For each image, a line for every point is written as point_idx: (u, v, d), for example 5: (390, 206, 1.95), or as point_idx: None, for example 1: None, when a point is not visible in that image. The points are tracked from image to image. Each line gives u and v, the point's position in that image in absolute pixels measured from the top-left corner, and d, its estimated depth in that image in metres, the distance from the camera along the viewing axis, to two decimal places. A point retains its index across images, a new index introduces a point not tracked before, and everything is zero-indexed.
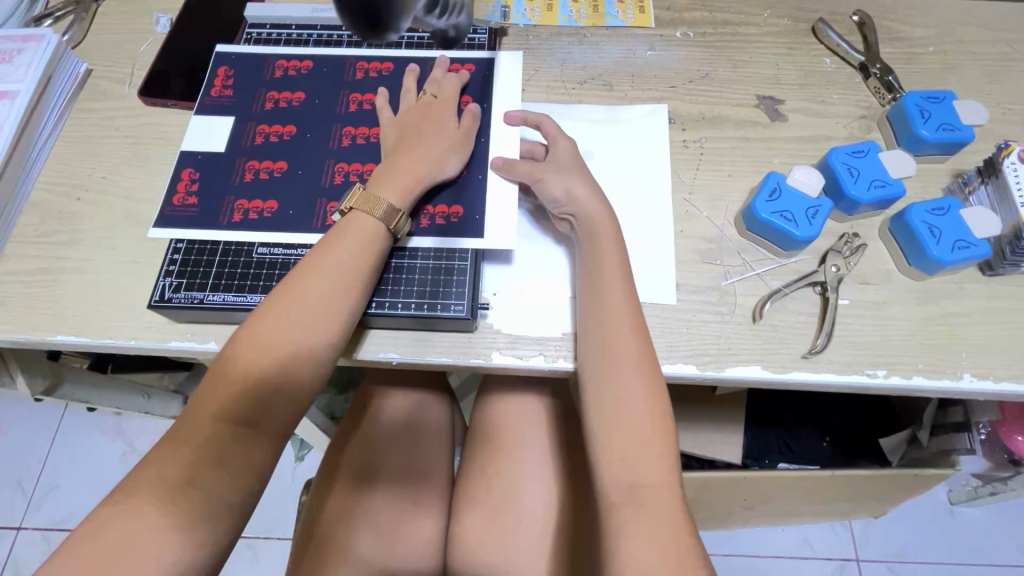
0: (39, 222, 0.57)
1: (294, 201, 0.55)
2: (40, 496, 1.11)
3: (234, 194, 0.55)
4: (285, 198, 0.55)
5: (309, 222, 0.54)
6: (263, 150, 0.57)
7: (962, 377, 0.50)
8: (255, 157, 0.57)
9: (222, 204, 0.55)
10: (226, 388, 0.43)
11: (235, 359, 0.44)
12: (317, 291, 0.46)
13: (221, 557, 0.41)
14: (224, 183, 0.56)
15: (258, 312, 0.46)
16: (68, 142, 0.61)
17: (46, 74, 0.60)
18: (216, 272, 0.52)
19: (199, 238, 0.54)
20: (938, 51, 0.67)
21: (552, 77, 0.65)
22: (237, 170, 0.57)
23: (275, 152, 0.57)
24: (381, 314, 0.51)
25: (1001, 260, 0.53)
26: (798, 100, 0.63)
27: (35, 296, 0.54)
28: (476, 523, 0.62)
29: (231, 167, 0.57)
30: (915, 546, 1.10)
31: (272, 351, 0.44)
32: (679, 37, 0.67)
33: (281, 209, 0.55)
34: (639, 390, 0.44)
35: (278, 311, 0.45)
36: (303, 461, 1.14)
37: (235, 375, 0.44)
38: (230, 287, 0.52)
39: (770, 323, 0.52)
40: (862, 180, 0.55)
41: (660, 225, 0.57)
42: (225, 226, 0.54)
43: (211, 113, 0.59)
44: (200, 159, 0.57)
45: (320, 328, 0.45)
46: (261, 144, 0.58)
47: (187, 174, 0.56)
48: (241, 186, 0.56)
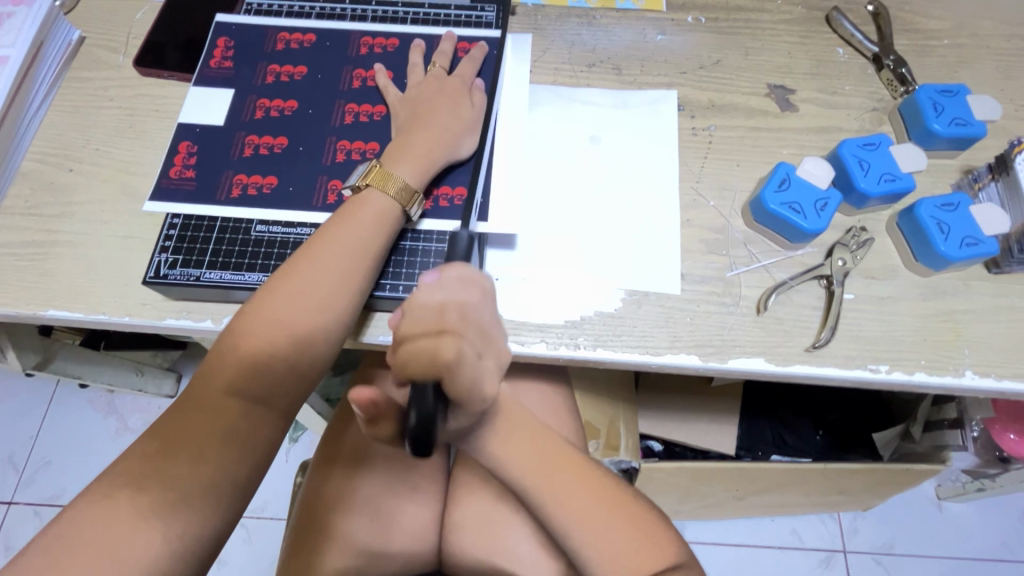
0: (31, 193, 0.56)
1: (296, 178, 0.54)
2: (31, 472, 1.11)
3: (233, 169, 0.54)
4: (286, 174, 0.54)
5: (311, 201, 0.53)
6: (264, 125, 0.56)
7: (963, 375, 0.50)
8: (256, 132, 0.56)
9: (221, 179, 0.54)
10: (236, 365, 0.42)
11: (247, 332, 0.43)
12: (329, 268, 0.45)
13: (219, 539, 0.41)
14: (223, 158, 0.55)
15: (270, 286, 0.44)
16: (61, 112, 0.60)
17: (38, 40, 0.58)
18: (213, 248, 0.51)
19: (197, 214, 0.52)
20: (953, 44, 0.65)
21: (560, 60, 0.63)
22: (237, 145, 0.55)
23: (277, 127, 0.56)
24: (385, 298, 0.50)
25: (1009, 258, 0.53)
26: (811, 90, 0.62)
27: (26, 269, 0.52)
28: (473, 510, 0.63)
29: (231, 142, 0.55)
30: (901, 539, 1.11)
31: (280, 327, 0.43)
32: (691, 22, 0.66)
33: (281, 186, 0.53)
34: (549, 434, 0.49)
35: (294, 285, 0.44)
36: (297, 443, 1.14)
37: (238, 353, 0.42)
38: (227, 264, 0.51)
39: (775, 316, 0.52)
40: (872, 173, 0.54)
41: (666, 214, 0.56)
42: (223, 202, 0.53)
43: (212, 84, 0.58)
44: (198, 132, 0.56)
45: (332, 308, 0.45)
46: (262, 119, 0.56)
47: (187, 148, 0.55)
48: (242, 161, 0.54)
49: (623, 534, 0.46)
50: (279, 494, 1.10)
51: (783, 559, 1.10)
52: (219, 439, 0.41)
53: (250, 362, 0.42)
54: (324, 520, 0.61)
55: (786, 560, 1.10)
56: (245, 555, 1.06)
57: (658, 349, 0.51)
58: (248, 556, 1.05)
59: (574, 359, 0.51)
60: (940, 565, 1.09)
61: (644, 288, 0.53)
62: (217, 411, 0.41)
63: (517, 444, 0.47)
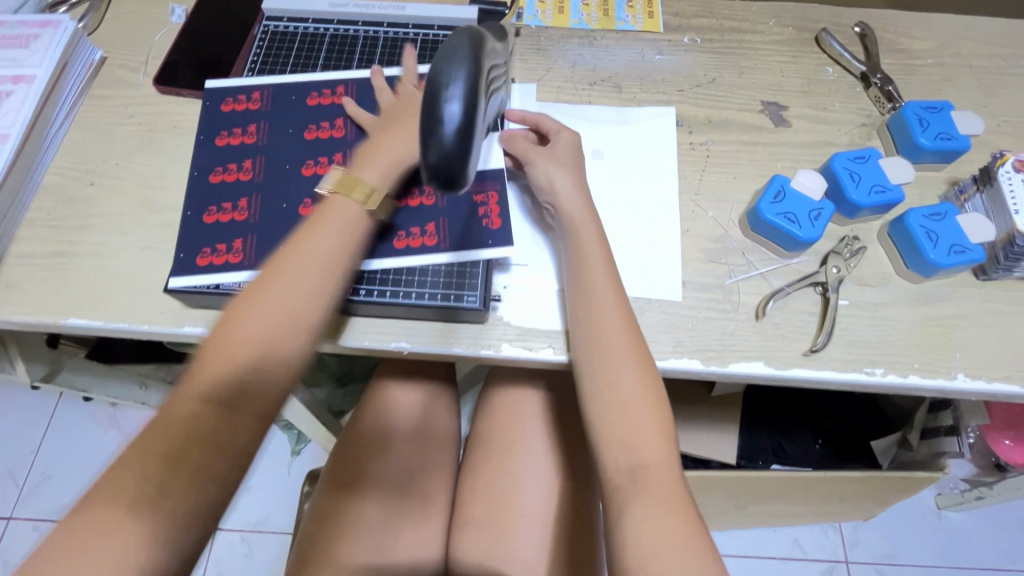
0: (52, 206, 0.58)
1: (291, 156, 0.58)
2: (32, 487, 1.11)
3: (252, 123, 0.60)
4: (285, 152, 0.59)
5: (291, 183, 0.57)
6: (316, 114, 0.60)
7: (956, 377, 0.52)
8: (305, 118, 0.60)
9: (243, 125, 0.60)
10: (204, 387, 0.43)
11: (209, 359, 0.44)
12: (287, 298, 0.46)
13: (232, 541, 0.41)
14: (270, 115, 0.60)
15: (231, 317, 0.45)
16: (82, 128, 0.62)
17: (63, 60, 0.61)
18: (205, 179, 0.57)
19: (205, 152, 0.59)
20: (936, 63, 0.69)
21: (563, 78, 0.66)
22: (280, 117, 0.60)
23: (331, 114, 0.60)
24: (364, 302, 0.51)
25: (995, 265, 0.55)
26: (802, 107, 0.65)
27: (47, 279, 0.54)
28: (478, 513, 0.64)
29: (288, 119, 0.60)
30: (903, 548, 1.12)
31: (249, 332, 0.45)
32: (687, 42, 0.69)
33: (281, 156, 0.58)
34: (634, 376, 0.47)
35: (244, 318, 0.45)
36: (300, 456, 1.15)
37: (219, 348, 0.44)
38: (215, 182, 0.57)
39: (773, 321, 0.54)
40: (863, 184, 0.56)
41: (666, 224, 0.58)
42: (222, 148, 0.59)
43: (278, 66, 0.64)
44: (265, 83, 0.62)
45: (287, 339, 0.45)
46: (315, 107, 0.61)
47: (255, 95, 0.61)
48: (275, 121, 0.60)
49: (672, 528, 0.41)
50: (281, 507, 1.10)
51: (785, 570, 1.10)
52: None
53: (217, 367, 0.44)
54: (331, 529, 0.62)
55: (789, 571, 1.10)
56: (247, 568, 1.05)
57: (661, 353, 0.52)
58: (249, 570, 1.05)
59: None
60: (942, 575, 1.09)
61: (646, 295, 0.55)
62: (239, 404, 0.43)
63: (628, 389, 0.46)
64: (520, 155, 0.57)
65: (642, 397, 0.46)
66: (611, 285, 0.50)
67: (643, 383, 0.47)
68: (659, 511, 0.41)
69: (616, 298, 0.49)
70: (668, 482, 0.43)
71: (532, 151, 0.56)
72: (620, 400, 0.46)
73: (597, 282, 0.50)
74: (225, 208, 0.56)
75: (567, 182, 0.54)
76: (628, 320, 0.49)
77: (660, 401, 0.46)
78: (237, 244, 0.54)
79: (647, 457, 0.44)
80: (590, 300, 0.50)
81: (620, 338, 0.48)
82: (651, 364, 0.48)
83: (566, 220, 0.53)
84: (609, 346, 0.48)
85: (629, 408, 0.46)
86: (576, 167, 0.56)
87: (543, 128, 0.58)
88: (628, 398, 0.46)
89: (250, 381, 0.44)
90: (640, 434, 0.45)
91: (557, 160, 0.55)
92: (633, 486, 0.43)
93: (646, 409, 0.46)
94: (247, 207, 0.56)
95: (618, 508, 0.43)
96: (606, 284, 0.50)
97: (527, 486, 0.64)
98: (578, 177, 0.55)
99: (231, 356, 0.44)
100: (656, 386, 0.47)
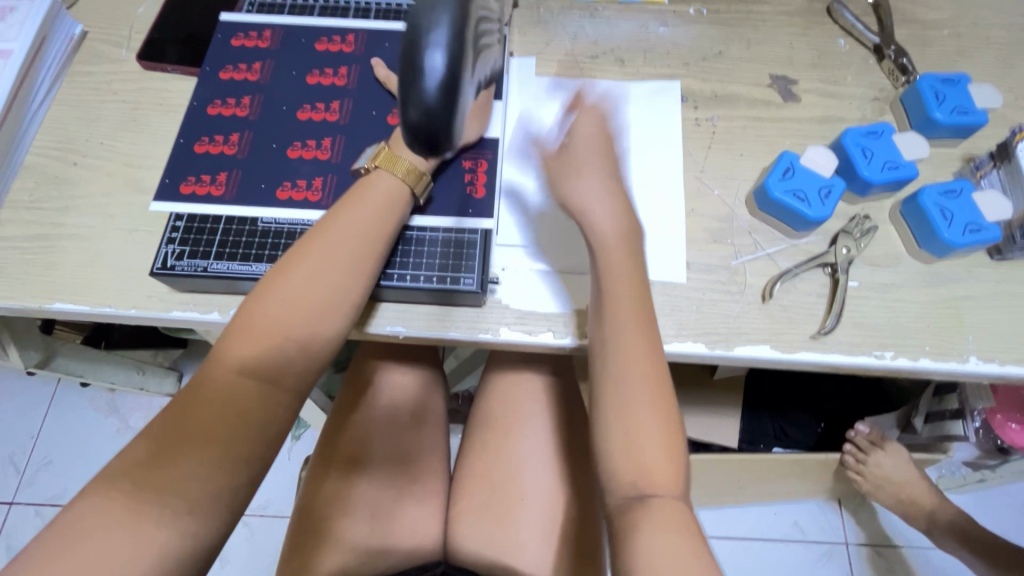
0: (34, 187, 0.56)
1: (289, 100, 0.56)
2: (32, 472, 1.10)
3: (258, 62, 0.58)
4: (283, 96, 0.57)
5: (286, 124, 0.55)
6: (323, 59, 0.58)
7: (967, 360, 0.51)
8: (310, 62, 0.58)
9: (247, 62, 0.58)
10: (242, 352, 0.42)
11: (251, 327, 0.42)
12: (324, 272, 0.44)
13: (223, 533, 0.40)
14: (276, 55, 0.59)
15: (268, 288, 0.43)
16: (64, 106, 0.60)
17: (41, 35, 0.58)
18: (203, 110, 0.56)
19: (206, 80, 0.57)
20: (953, 34, 0.66)
21: (563, 52, 0.63)
22: (286, 59, 0.58)
23: (338, 61, 0.58)
24: None
25: (1011, 245, 0.53)
26: (812, 80, 0.63)
27: (31, 263, 0.52)
28: (478, 499, 0.63)
29: (293, 62, 0.58)
30: (903, 530, 1.11)
31: (299, 298, 0.43)
32: (692, 13, 0.66)
33: (278, 98, 0.57)
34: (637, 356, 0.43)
35: (281, 289, 0.43)
36: (299, 441, 1.14)
37: (262, 315, 0.42)
38: (212, 115, 0.56)
39: (780, 303, 0.52)
40: (876, 160, 0.54)
41: (672, 204, 0.56)
42: (222, 80, 0.57)
43: (279, 7, 0.62)
44: (281, 21, 0.61)
45: (325, 314, 0.44)
46: (322, 52, 0.59)
47: (267, 33, 0.60)
48: (280, 63, 0.58)
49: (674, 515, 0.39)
50: (282, 492, 1.10)
51: (786, 552, 1.10)
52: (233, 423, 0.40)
53: (264, 331, 0.42)
54: (323, 516, 0.61)
55: (789, 553, 1.10)
56: (249, 554, 1.06)
57: (664, 338, 0.51)
58: (251, 554, 1.06)
59: (581, 348, 0.51)
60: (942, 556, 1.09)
61: (649, 277, 0.53)
62: (226, 389, 0.41)
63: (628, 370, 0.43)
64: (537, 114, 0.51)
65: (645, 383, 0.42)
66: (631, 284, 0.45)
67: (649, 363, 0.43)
68: (667, 521, 0.38)
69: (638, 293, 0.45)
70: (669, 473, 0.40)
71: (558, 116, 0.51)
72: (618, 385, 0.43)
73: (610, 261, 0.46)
74: (216, 140, 0.55)
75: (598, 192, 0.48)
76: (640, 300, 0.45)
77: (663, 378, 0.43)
78: (223, 177, 0.53)
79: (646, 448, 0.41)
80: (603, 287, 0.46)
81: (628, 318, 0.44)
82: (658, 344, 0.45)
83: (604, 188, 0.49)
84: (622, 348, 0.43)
85: (635, 412, 0.41)
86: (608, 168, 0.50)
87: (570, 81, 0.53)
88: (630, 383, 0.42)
89: (289, 354, 0.43)
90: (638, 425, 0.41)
91: (575, 176, 0.49)
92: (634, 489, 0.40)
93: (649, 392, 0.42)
94: (241, 142, 0.55)
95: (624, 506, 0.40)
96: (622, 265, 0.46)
97: (527, 470, 0.63)
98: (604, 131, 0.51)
99: (280, 320, 0.43)
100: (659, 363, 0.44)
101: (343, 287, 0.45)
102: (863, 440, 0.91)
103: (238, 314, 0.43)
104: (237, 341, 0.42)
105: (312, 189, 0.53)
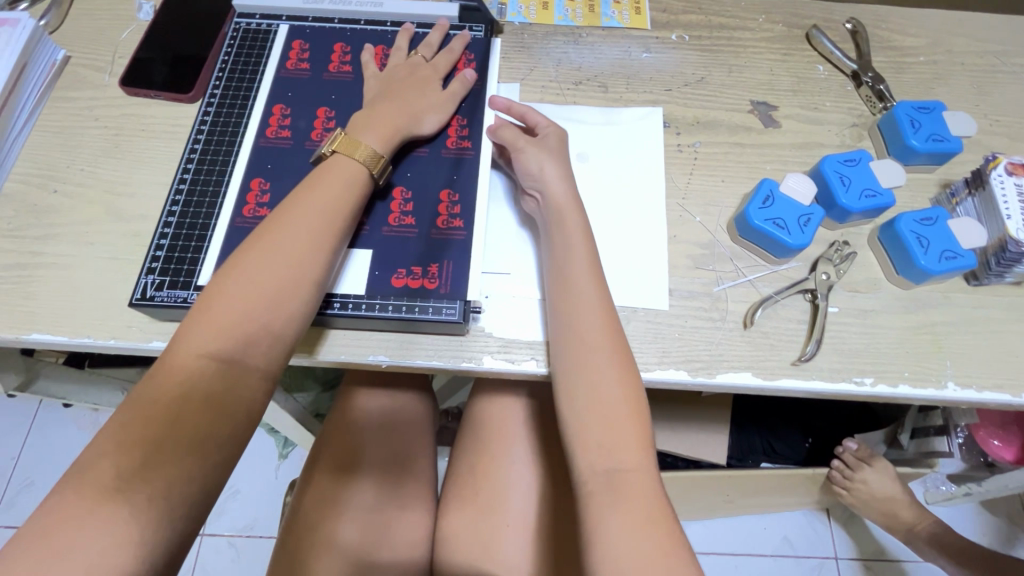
0: (13, 214, 0.55)
1: (299, 130, 0.56)
2: (12, 495, 1.08)
3: (255, 96, 0.58)
4: (290, 126, 0.57)
5: (299, 157, 0.55)
6: (323, 89, 0.59)
7: (945, 386, 0.51)
8: (311, 94, 0.58)
9: (245, 96, 0.59)
10: (163, 391, 0.39)
11: (178, 359, 0.40)
12: (258, 290, 0.42)
13: None
14: (272, 86, 0.59)
15: (201, 316, 0.42)
16: (46, 131, 0.59)
17: (22, 60, 0.58)
18: (232, 170, 0.55)
19: (206, 118, 0.58)
20: (929, 61, 0.67)
21: (548, 77, 0.64)
22: (284, 90, 0.59)
23: (340, 91, 0.59)
24: (338, 315, 0.49)
25: (986, 271, 0.54)
26: (792, 106, 0.64)
27: (8, 292, 0.52)
28: (463, 524, 0.63)
29: (293, 93, 0.58)
30: (893, 545, 1.11)
31: (238, 314, 0.42)
32: (675, 39, 0.67)
33: (291, 129, 0.57)
34: (611, 374, 0.45)
35: (218, 310, 0.42)
36: (287, 459, 1.14)
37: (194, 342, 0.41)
38: (224, 153, 0.56)
39: (761, 330, 0.53)
40: (854, 188, 0.55)
41: (654, 229, 0.57)
42: (219, 115, 0.58)
43: (263, 35, 0.62)
44: (270, 50, 0.61)
45: (257, 336, 0.42)
46: (322, 82, 0.59)
47: (258, 64, 0.60)
48: (290, 108, 0.58)
49: (640, 533, 0.39)
50: (269, 511, 1.09)
51: (775, 568, 1.10)
52: (210, 442, 0.39)
53: (189, 358, 0.40)
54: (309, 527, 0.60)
55: (779, 568, 1.10)
56: None
57: (646, 365, 0.51)
58: None
59: None
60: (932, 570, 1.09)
61: (632, 305, 0.53)
62: None
63: (603, 364, 0.46)
64: (509, 144, 0.55)
65: (620, 392, 0.45)
66: (603, 312, 0.48)
67: (623, 387, 0.45)
68: (638, 517, 0.40)
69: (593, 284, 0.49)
70: (644, 488, 0.41)
71: (521, 140, 0.55)
72: (575, 397, 0.46)
73: (578, 276, 0.49)
74: (229, 179, 0.54)
75: (555, 175, 0.53)
76: (610, 319, 0.48)
77: (641, 404, 0.45)
78: (243, 215, 0.53)
79: (623, 462, 0.42)
80: (572, 302, 0.48)
81: (601, 335, 0.47)
82: (632, 363, 0.47)
83: (552, 216, 0.52)
84: (596, 377, 0.45)
85: (598, 379, 0.45)
86: (564, 159, 0.55)
87: (531, 120, 0.56)
88: (607, 399, 0.44)
89: (212, 383, 0.40)
90: (616, 433, 0.43)
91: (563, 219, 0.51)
92: (608, 490, 0.41)
93: (625, 409, 0.44)
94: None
95: (596, 511, 0.41)
96: (591, 289, 0.49)
97: (514, 494, 0.63)
98: (566, 169, 0.54)
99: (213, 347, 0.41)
100: (635, 383, 0.46)
101: (285, 298, 0.43)
102: (850, 457, 0.92)
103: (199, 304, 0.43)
104: (165, 375, 0.40)
105: (405, 224, 0.53)
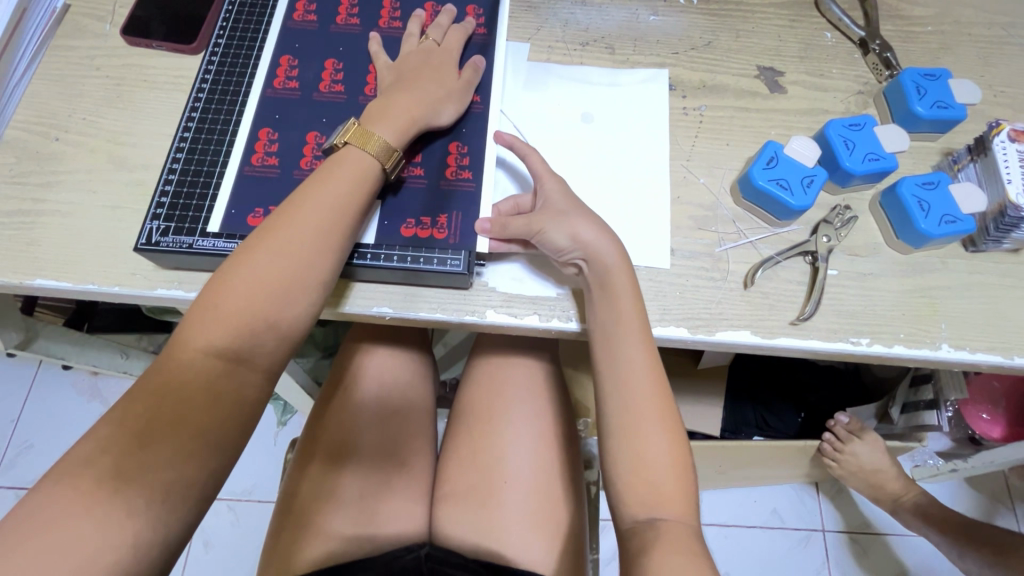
0: (15, 161, 0.55)
1: (305, 81, 0.56)
2: (12, 455, 1.09)
3: (261, 46, 0.58)
4: (296, 77, 0.56)
5: (306, 107, 0.55)
6: (329, 40, 0.58)
7: (940, 347, 0.52)
8: (319, 45, 0.58)
9: (251, 45, 0.58)
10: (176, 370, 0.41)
11: (188, 344, 0.41)
12: (267, 280, 0.43)
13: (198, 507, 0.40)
14: (279, 36, 0.58)
15: (211, 302, 0.42)
16: (46, 79, 0.58)
17: (22, 6, 0.57)
18: (237, 119, 0.54)
19: (211, 66, 0.57)
20: (937, 30, 0.67)
21: (554, 38, 0.63)
22: (291, 39, 0.58)
23: (347, 43, 0.58)
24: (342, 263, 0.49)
25: (984, 236, 0.55)
26: (798, 72, 0.64)
27: (11, 238, 0.52)
28: (463, 482, 0.64)
29: (300, 43, 0.58)
30: (880, 518, 1.14)
31: (246, 305, 0.42)
32: (683, 3, 0.66)
33: (298, 79, 0.56)
34: (636, 345, 0.47)
35: (225, 299, 0.42)
36: (286, 426, 1.14)
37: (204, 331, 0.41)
38: (230, 103, 0.55)
39: (761, 290, 0.53)
40: (857, 152, 0.55)
41: (659, 190, 0.57)
42: (224, 64, 0.57)
43: None
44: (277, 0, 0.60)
45: (267, 327, 0.43)
46: (329, 33, 0.59)
47: (265, 14, 0.60)
48: (298, 59, 0.57)
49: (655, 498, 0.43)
50: (268, 476, 1.10)
51: (764, 539, 1.12)
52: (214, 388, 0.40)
53: (200, 345, 0.41)
54: (308, 507, 0.61)
55: (767, 540, 1.12)
56: (233, 537, 1.06)
57: None
58: (235, 538, 1.06)
59: (566, 331, 0.52)
60: (917, 542, 1.12)
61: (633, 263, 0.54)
62: (189, 371, 0.41)
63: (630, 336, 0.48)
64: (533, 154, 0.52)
65: (644, 361, 0.47)
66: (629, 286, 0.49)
67: (646, 356, 0.47)
68: (659, 485, 0.43)
69: (618, 259, 0.49)
70: (663, 455, 0.45)
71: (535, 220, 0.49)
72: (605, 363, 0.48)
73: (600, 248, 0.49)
74: (235, 128, 0.54)
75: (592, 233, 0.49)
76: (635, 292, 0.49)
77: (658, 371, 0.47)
78: (251, 163, 0.52)
79: (644, 429, 0.45)
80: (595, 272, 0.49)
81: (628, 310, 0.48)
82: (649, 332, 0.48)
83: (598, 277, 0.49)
84: (621, 348, 0.47)
85: (623, 348, 0.47)
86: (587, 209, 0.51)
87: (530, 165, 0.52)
88: (633, 368, 0.47)
89: (222, 365, 0.41)
90: (640, 400, 0.46)
91: (573, 211, 0.50)
92: (629, 457, 0.45)
93: (648, 377, 0.47)
94: (313, 142, 0.53)
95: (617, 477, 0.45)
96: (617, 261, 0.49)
97: (513, 453, 0.64)
98: (599, 222, 0.50)
99: (222, 332, 0.42)
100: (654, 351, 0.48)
101: (292, 291, 0.44)
102: (841, 430, 0.93)
103: (209, 290, 0.43)
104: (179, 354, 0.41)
105: (414, 174, 0.53)
